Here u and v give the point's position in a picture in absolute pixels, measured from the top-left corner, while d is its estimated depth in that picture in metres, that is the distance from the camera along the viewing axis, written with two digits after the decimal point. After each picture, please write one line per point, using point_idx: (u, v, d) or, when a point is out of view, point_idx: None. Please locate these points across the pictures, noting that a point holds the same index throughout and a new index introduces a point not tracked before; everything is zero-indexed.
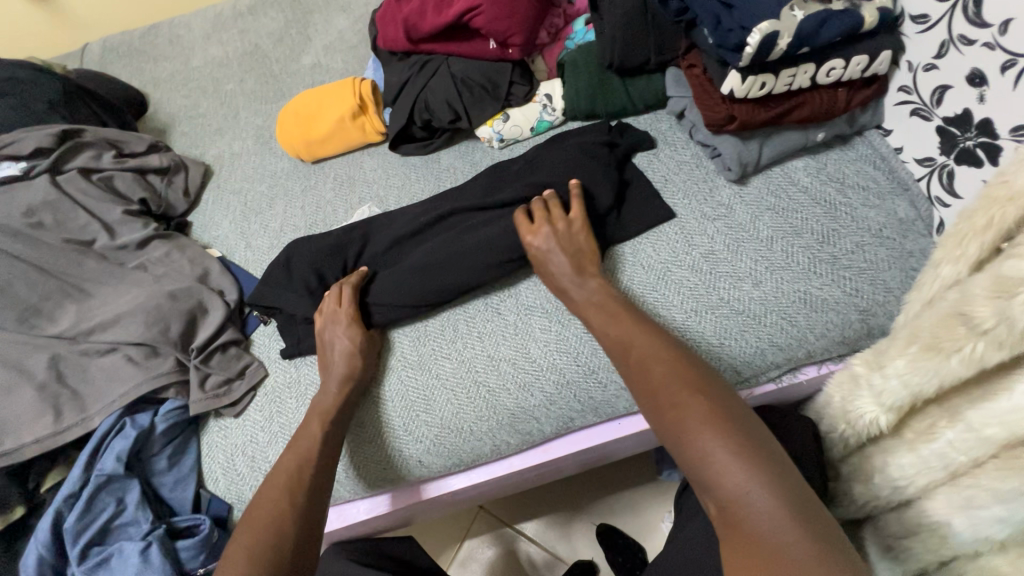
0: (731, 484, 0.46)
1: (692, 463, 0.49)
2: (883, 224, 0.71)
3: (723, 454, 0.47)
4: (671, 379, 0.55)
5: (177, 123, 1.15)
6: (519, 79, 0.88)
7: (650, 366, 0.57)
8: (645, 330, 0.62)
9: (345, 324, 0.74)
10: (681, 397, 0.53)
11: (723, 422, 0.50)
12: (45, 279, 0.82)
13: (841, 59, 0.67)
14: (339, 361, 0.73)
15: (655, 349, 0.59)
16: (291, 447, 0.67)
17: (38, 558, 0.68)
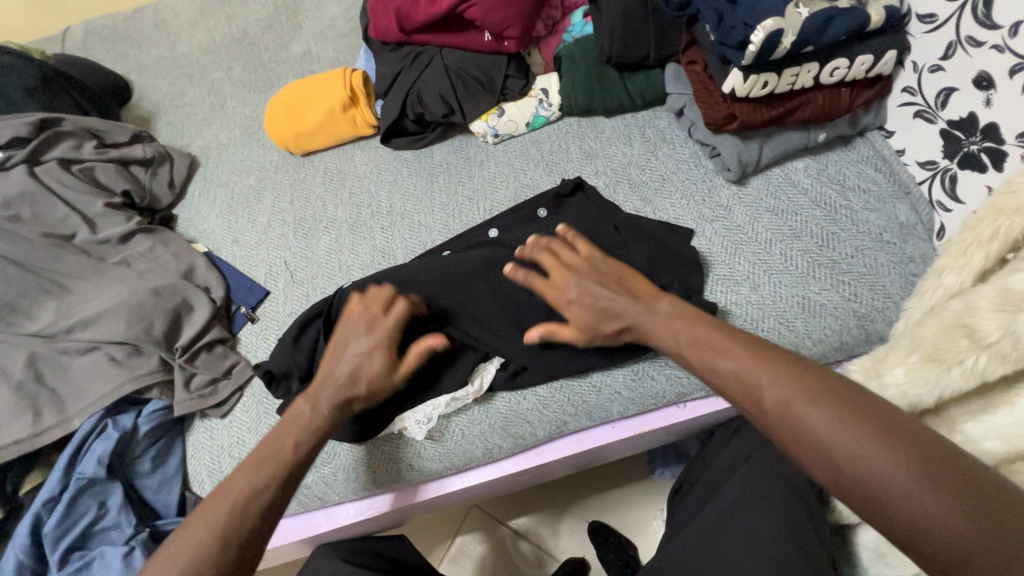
0: (965, 546, 0.38)
1: (902, 530, 0.40)
2: (883, 228, 0.70)
3: (938, 509, 0.39)
4: (833, 422, 0.44)
5: (162, 112, 1.12)
6: (514, 73, 0.86)
7: (807, 414, 0.45)
8: (772, 362, 0.49)
9: (375, 337, 0.64)
10: (857, 446, 0.42)
11: (925, 473, 0.40)
12: (22, 275, 0.79)
13: (845, 58, 0.65)
14: (345, 378, 0.62)
15: (801, 385, 0.47)
16: (245, 470, 0.57)
17: (18, 563, 0.66)
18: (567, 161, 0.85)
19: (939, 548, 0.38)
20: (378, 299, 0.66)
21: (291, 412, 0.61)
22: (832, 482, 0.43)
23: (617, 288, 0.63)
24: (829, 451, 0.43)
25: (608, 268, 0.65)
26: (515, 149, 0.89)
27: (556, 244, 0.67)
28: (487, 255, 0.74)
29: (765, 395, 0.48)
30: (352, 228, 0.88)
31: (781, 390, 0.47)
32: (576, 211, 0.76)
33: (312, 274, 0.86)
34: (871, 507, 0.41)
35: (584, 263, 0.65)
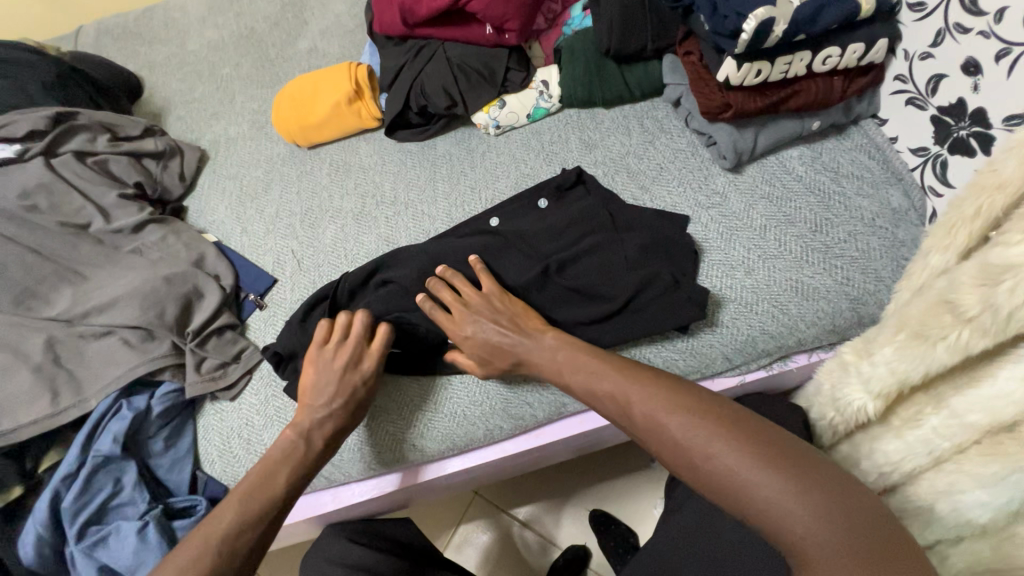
0: (796, 519, 0.43)
1: (748, 511, 0.46)
2: (876, 213, 0.72)
3: (766, 485, 0.45)
4: (688, 424, 0.51)
5: (173, 107, 1.14)
6: (515, 64, 0.88)
7: (666, 420, 0.52)
8: (639, 377, 0.58)
9: (362, 370, 0.69)
10: (703, 442, 0.49)
11: (761, 455, 0.47)
12: (40, 263, 0.82)
13: (837, 46, 0.67)
14: (337, 404, 0.68)
15: (661, 395, 0.54)
16: (233, 503, 0.62)
17: (37, 537, 0.69)
18: (567, 151, 0.87)
19: (777, 525, 0.44)
20: (355, 328, 0.71)
21: (283, 446, 0.67)
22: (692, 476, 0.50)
23: (512, 329, 0.68)
24: (685, 449, 0.50)
25: (503, 305, 0.70)
26: (516, 140, 0.90)
27: (456, 280, 0.72)
28: (484, 243, 0.77)
29: (636, 408, 0.55)
30: (357, 218, 0.90)
31: (645, 401, 0.55)
32: (578, 202, 0.78)
33: (318, 262, 0.88)
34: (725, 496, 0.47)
35: (482, 301, 0.70)
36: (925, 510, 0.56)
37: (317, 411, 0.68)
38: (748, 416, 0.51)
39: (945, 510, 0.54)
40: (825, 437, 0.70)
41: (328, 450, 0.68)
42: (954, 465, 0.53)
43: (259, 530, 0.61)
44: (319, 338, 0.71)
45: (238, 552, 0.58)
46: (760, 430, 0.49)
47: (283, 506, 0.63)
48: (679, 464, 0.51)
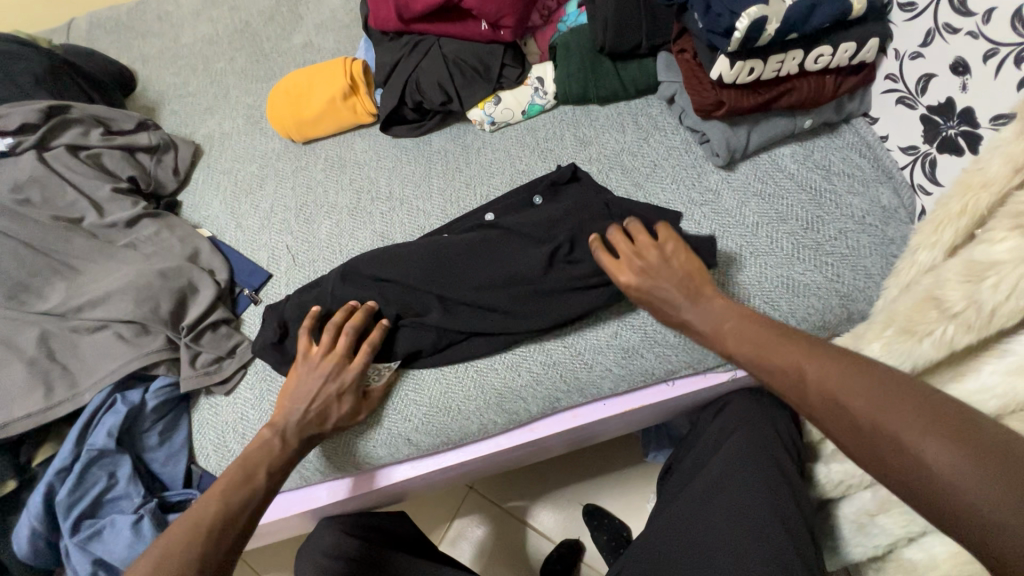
0: (954, 476, 0.41)
1: (895, 465, 0.45)
2: (866, 211, 0.72)
3: (958, 477, 0.41)
4: (870, 399, 0.48)
5: (167, 101, 1.14)
6: (510, 61, 0.88)
7: (839, 393, 0.50)
8: (793, 339, 0.57)
9: (343, 384, 0.69)
10: (886, 424, 0.46)
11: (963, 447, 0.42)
12: (33, 257, 0.82)
13: (829, 45, 0.67)
14: (314, 415, 0.68)
15: (813, 351, 0.55)
16: (218, 492, 0.62)
17: (31, 530, 0.69)
18: (562, 148, 0.87)
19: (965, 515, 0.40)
20: (340, 343, 0.70)
21: (260, 443, 0.67)
22: (836, 428, 0.50)
23: (683, 293, 0.65)
24: (860, 427, 0.48)
25: (676, 259, 0.67)
26: (511, 137, 0.91)
27: (632, 227, 0.70)
28: (481, 237, 0.76)
29: (808, 374, 0.53)
30: (352, 214, 0.90)
31: (793, 354, 0.55)
32: (574, 197, 0.79)
33: (313, 258, 0.88)
34: (908, 481, 0.44)
35: (655, 254, 0.68)
36: None
37: (291, 418, 0.68)
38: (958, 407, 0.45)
39: None
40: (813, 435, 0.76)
41: (304, 449, 0.69)
42: None
43: (241, 519, 0.61)
44: (302, 346, 0.71)
45: (223, 539, 0.59)
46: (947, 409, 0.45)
47: (263, 497, 0.64)
48: (824, 414, 0.51)
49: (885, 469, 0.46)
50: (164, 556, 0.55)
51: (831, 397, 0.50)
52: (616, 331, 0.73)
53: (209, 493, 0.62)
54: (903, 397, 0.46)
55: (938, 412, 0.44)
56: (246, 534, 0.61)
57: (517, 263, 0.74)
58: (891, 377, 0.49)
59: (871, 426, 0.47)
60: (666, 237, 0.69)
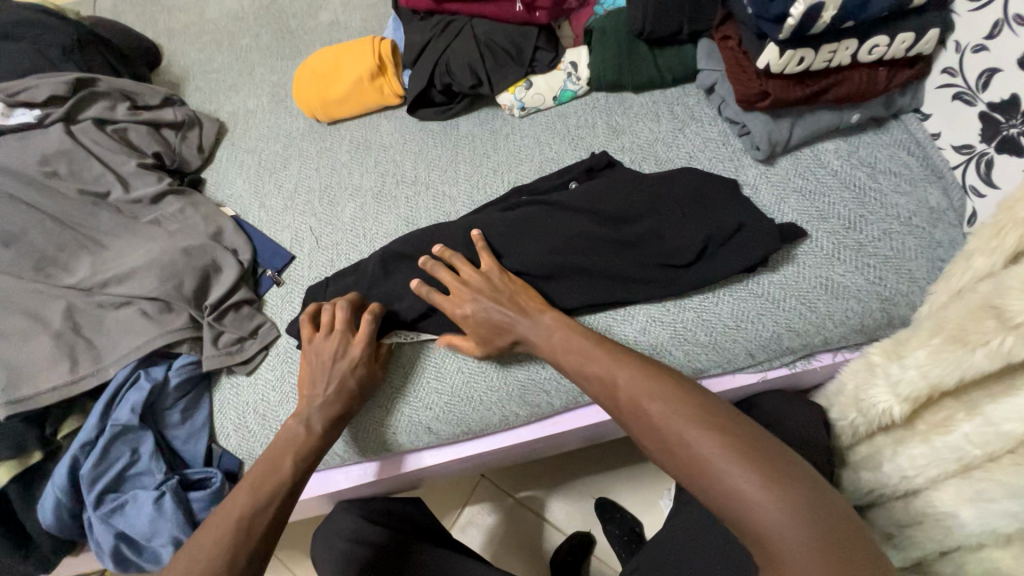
0: (783, 530, 0.42)
1: (693, 472, 0.47)
2: (912, 212, 0.69)
3: (744, 483, 0.44)
4: (674, 412, 0.49)
5: (191, 77, 1.12)
6: (544, 45, 0.85)
7: (645, 404, 0.51)
8: (608, 348, 0.59)
9: (353, 356, 0.68)
10: (689, 434, 0.48)
11: (743, 452, 0.45)
12: (60, 230, 0.82)
13: (886, 35, 0.64)
14: (333, 393, 0.68)
15: (650, 382, 0.53)
16: (247, 488, 0.61)
17: (56, 501, 0.70)
18: (594, 136, 0.85)
19: (747, 516, 0.43)
20: (337, 319, 0.70)
21: (288, 432, 0.66)
22: (680, 470, 0.48)
23: (509, 306, 0.66)
24: (663, 436, 0.49)
25: (502, 284, 0.68)
26: (541, 123, 0.89)
27: (455, 260, 0.70)
28: (525, 214, 0.75)
29: (621, 389, 0.54)
30: (377, 197, 0.89)
31: (635, 385, 0.53)
32: (609, 180, 0.77)
33: (336, 240, 0.87)
34: (703, 489, 0.46)
35: (481, 281, 0.68)
36: (946, 517, 0.57)
37: (311, 401, 0.68)
38: (738, 418, 0.49)
39: (969, 517, 0.55)
40: (843, 438, 0.69)
41: (331, 434, 0.68)
42: (984, 474, 0.54)
43: (273, 509, 0.61)
44: (304, 332, 0.71)
45: (253, 537, 0.58)
46: (730, 419, 0.48)
47: (293, 488, 0.63)
48: (652, 445, 0.50)
49: (725, 513, 0.45)
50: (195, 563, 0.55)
51: (679, 437, 0.48)
52: (646, 326, 0.70)
53: (239, 486, 0.62)
54: (709, 417, 0.48)
55: (765, 452, 0.45)
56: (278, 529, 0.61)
57: (559, 240, 0.72)
58: (705, 405, 0.49)
59: (688, 460, 0.47)
60: (489, 268, 0.69)
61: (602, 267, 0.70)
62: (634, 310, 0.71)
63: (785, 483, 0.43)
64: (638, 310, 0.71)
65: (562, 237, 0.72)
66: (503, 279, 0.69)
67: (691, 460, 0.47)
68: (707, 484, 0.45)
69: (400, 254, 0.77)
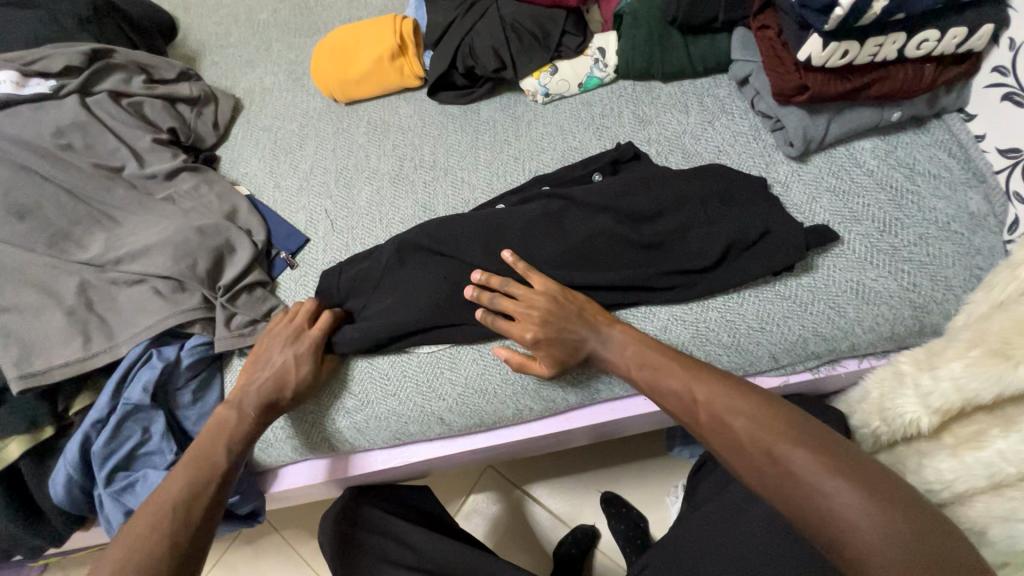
0: (883, 551, 0.40)
1: (782, 486, 0.46)
2: (951, 217, 0.67)
3: (838, 498, 0.43)
4: (759, 426, 0.50)
5: (207, 51, 1.10)
6: (572, 29, 0.82)
7: (728, 418, 0.52)
8: (686, 362, 0.59)
9: (297, 347, 0.69)
10: (777, 448, 0.47)
11: (838, 468, 0.45)
12: (73, 204, 0.81)
13: (936, 30, 0.61)
14: (267, 378, 0.68)
15: (733, 398, 0.53)
16: (183, 470, 0.60)
17: (67, 477, 0.70)
18: (619, 126, 0.82)
19: (841, 532, 0.42)
20: (301, 311, 0.73)
21: (221, 416, 0.66)
22: (765, 484, 0.48)
23: (578, 329, 0.64)
24: (746, 449, 0.50)
25: (565, 302, 0.65)
26: (565, 110, 0.86)
27: (510, 286, 0.67)
28: (545, 207, 0.73)
29: (702, 404, 0.54)
30: (393, 181, 0.87)
31: (716, 401, 0.54)
32: (635, 173, 0.74)
33: (351, 224, 0.85)
34: (792, 505, 0.45)
35: (541, 303, 0.65)
36: (973, 533, 0.55)
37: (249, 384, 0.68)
38: (828, 436, 0.48)
39: (998, 535, 0.53)
40: (863, 445, 0.67)
41: (262, 421, 0.67)
42: (1017, 492, 0.53)
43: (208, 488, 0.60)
44: (274, 322, 0.74)
45: (188, 516, 0.56)
46: (819, 436, 0.48)
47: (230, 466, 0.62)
48: (737, 460, 0.50)
49: (815, 530, 0.44)
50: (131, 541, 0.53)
51: (766, 450, 0.48)
52: (666, 325, 0.68)
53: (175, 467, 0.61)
54: (798, 431, 0.48)
55: (864, 471, 0.45)
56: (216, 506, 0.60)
57: (581, 233, 0.71)
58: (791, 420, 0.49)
59: (774, 474, 0.47)
60: (543, 286, 0.66)
61: (619, 281, 0.68)
62: (655, 308, 0.69)
63: (885, 503, 0.42)
64: (658, 309, 0.69)
65: (584, 231, 0.70)
66: (562, 297, 0.66)
67: (779, 473, 0.47)
68: (795, 498, 0.45)
69: (416, 240, 0.75)
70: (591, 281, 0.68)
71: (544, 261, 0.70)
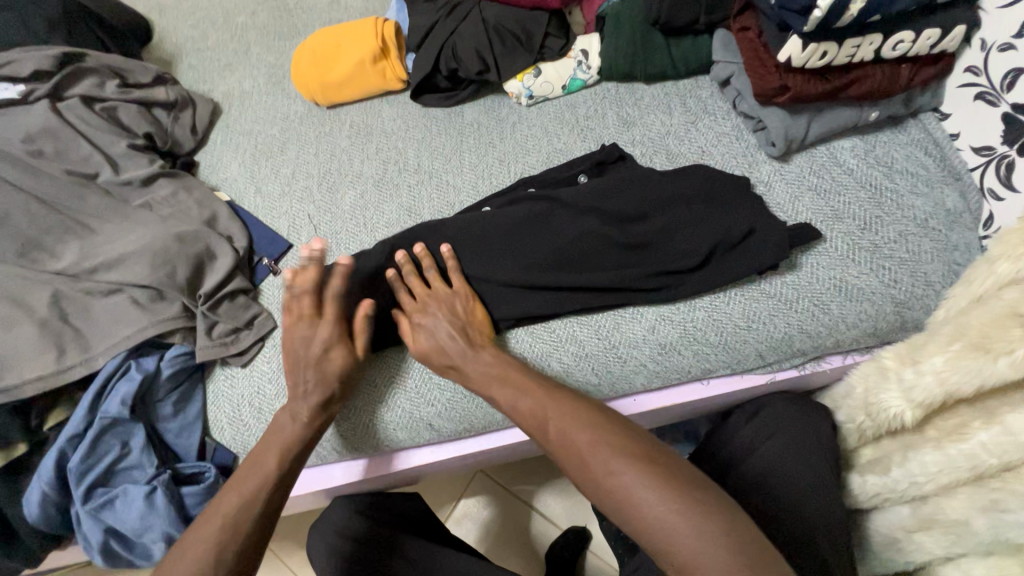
0: (687, 552, 0.44)
1: (621, 507, 0.48)
2: (929, 214, 0.68)
3: (663, 516, 0.46)
4: (601, 448, 0.51)
5: (184, 54, 1.08)
6: (553, 31, 0.82)
7: (575, 440, 0.53)
8: (537, 382, 0.60)
9: (327, 338, 0.66)
10: (616, 468, 0.49)
11: (666, 485, 0.47)
12: (45, 212, 0.78)
13: (912, 31, 0.62)
14: (313, 380, 0.64)
15: (580, 420, 0.54)
16: (235, 487, 0.59)
17: (42, 496, 0.67)
18: (604, 127, 0.83)
19: (671, 548, 0.45)
20: (307, 299, 0.68)
21: (277, 427, 0.64)
22: (607, 505, 0.49)
23: (459, 334, 0.65)
24: (589, 470, 0.51)
25: (463, 309, 0.68)
26: (550, 112, 0.86)
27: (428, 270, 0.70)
28: (531, 210, 0.72)
29: (554, 427, 0.55)
30: (377, 185, 0.86)
31: (565, 422, 0.54)
32: (620, 174, 0.75)
33: (335, 228, 0.84)
34: (630, 525, 0.48)
35: (448, 296, 0.68)
36: (959, 524, 0.56)
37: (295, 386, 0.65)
38: (657, 450, 0.51)
39: (983, 526, 0.54)
40: (849, 441, 0.68)
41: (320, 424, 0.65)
42: (999, 483, 0.54)
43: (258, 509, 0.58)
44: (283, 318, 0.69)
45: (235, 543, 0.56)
46: (651, 452, 0.50)
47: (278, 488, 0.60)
48: (584, 482, 0.51)
49: (648, 545, 0.46)
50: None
51: (606, 471, 0.50)
52: (653, 325, 0.69)
53: (224, 490, 0.60)
54: (632, 448, 0.51)
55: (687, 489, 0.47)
56: (266, 524, 0.59)
57: (568, 235, 0.71)
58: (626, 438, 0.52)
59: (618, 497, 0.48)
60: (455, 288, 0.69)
61: (608, 284, 0.68)
62: (643, 309, 0.69)
63: (704, 513, 0.46)
64: (645, 309, 0.69)
65: (572, 234, 0.70)
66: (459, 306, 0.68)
67: (615, 494, 0.48)
68: (627, 515, 0.47)
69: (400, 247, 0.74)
70: (578, 286, 0.68)
71: (532, 262, 0.70)
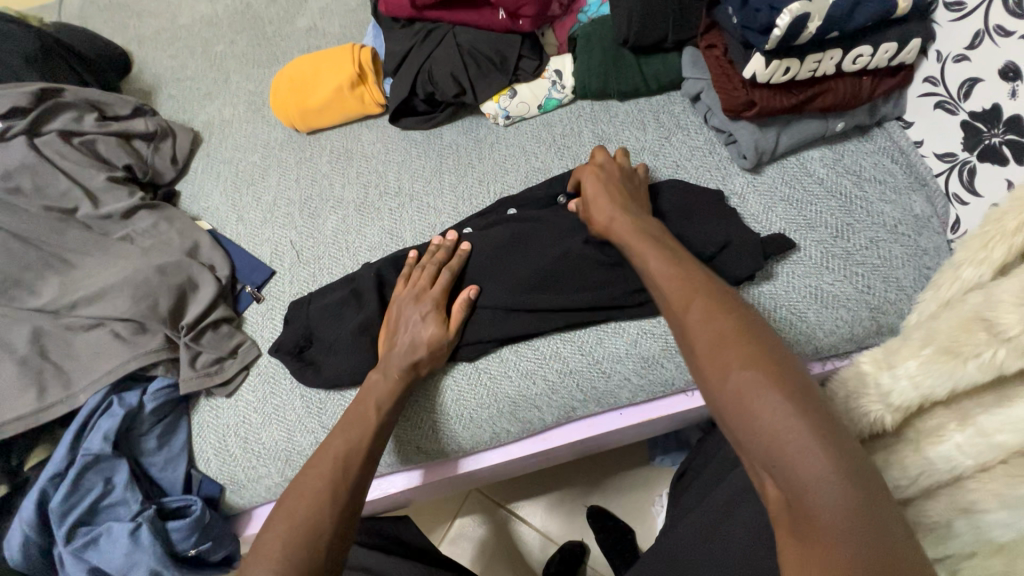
0: (812, 473, 0.40)
1: (743, 407, 0.44)
2: (899, 219, 0.70)
3: (790, 426, 0.41)
4: (734, 342, 0.47)
5: (163, 85, 1.08)
6: (528, 53, 0.84)
7: (713, 320, 0.49)
8: (684, 264, 0.56)
9: (424, 307, 0.68)
10: (748, 366, 0.45)
11: (801, 401, 0.42)
12: (24, 249, 0.78)
13: (870, 45, 0.64)
14: (404, 348, 0.67)
15: (719, 312, 0.50)
16: (341, 432, 0.62)
17: (24, 538, 0.66)
18: (580, 145, 0.84)
19: (791, 464, 0.41)
20: (425, 275, 0.71)
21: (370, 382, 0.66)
22: (722, 397, 0.46)
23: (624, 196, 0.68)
24: (717, 356, 0.47)
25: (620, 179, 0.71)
26: (527, 132, 0.87)
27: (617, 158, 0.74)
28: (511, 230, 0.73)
29: (696, 303, 0.51)
30: (359, 209, 0.87)
31: (701, 308, 0.50)
32: None
33: (318, 254, 0.85)
34: (745, 428, 0.44)
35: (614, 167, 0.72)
36: (940, 526, 0.57)
37: (389, 351, 0.68)
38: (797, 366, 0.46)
39: (963, 526, 0.55)
40: None
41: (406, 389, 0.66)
42: (976, 483, 0.55)
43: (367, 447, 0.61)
44: (398, 287, 0.73)
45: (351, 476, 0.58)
46: (789, 366, 0.45)
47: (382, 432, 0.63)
48: (707, 368, 0.47)
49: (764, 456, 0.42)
50: (303, 500, 0.55)
51: (730, 366, 0.46)
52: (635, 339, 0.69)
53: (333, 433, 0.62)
54: (768, 355, 0.46)
55: (837, 424, 0.42)
56: (373, 463, 0.61)
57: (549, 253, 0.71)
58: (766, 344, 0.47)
59: (740, 398, 0.44)
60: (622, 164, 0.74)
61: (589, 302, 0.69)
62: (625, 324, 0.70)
63: (838, 446, 0.40)
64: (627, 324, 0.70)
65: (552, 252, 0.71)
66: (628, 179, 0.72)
67: (737, 391, 0.44)
68: (744, 414, 0.43)
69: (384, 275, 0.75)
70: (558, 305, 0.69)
71: (513, 281, 0.71)
